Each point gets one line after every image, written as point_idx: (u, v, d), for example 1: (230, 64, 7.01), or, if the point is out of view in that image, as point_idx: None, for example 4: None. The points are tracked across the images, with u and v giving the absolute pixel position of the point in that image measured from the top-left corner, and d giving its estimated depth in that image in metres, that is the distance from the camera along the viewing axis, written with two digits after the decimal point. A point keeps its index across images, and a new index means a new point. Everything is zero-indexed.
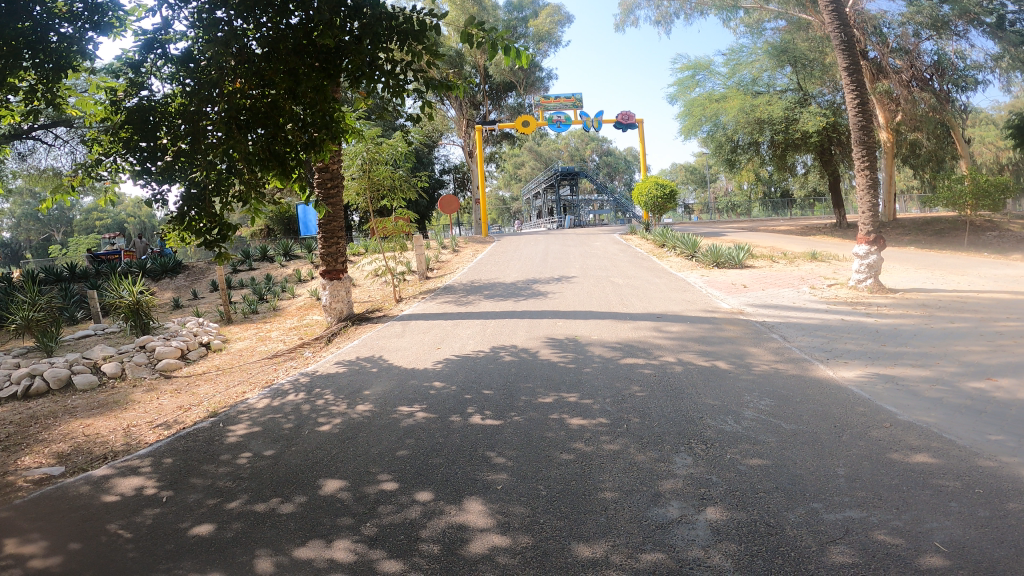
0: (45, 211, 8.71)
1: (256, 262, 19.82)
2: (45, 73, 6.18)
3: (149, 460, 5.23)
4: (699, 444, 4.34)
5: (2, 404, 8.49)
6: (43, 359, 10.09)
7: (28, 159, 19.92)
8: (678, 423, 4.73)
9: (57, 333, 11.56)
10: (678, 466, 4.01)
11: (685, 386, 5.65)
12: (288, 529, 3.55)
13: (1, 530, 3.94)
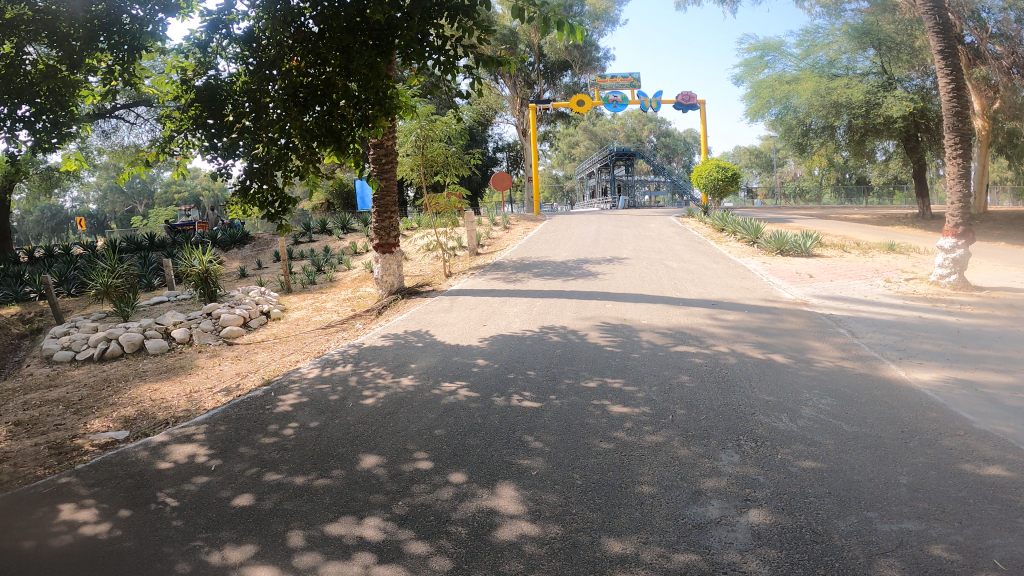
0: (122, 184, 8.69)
1: (315, 235, 20.36)
2: (121, 55, 6.39)
3: (204, 427, 5.45)
4: (749, 442, 4.14)
5: (81, 367, 9.11)
6: (119, 324, 10.71)
7: (108, 135, 21.03)
8: (727, 417, 4.54)
9: (133, 300, 12.22)
10: (723, 464, 3.84)
11: (737, 378, 5.43)
12: (322, 504, 3.60)
13: (62, 493, 4.18)
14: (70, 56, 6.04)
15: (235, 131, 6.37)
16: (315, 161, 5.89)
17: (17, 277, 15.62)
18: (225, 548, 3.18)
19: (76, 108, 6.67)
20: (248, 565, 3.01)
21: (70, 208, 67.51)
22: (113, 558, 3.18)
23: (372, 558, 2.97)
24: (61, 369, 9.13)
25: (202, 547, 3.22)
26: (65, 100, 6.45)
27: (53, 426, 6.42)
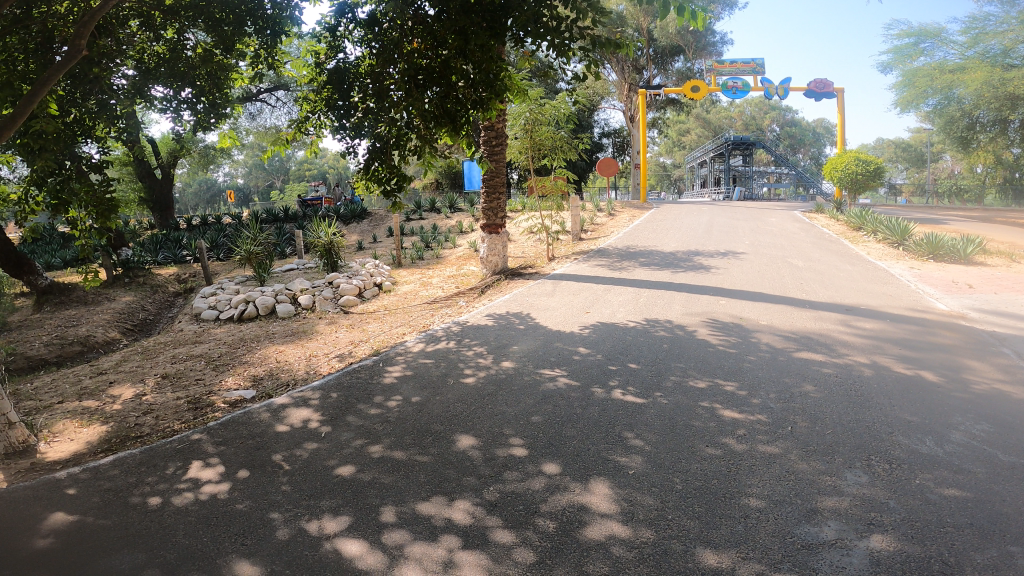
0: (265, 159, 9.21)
1: (426, 213, 21.04)
2: (264, 40, 6.85)
3: (318, 392, 5.80)
4: (880, 463, 3.75)
5: (222, 326, 10.10)
6: (255, 288, 11.71)
7: (254, 116, 22.84)
8: (857, 435, 4.14)
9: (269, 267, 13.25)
10: (847, 483, 3.50)
11: (870, 394, 4.93)
12: (417, 481, 3.70)
13: (192, 450, 4.59)
14: (222, 41, 6.63)
15: (360, 112, 6.68)
16: (431, 142, 6.05)
17: (175, 242, 17.48)
18: (324, 518, 3.34)
19: (229, 90, 7.19)
20: (342, 536, 3.14)
21: (219, 182, 74.66)
22: (227, 517, 3.45)
23: (457, 542, 3.00)
24: (203, 328, 10.12)
25: (303, 514, 3.40)
26: (220, 83, 6.99)
27: (193, 381, 7.11)
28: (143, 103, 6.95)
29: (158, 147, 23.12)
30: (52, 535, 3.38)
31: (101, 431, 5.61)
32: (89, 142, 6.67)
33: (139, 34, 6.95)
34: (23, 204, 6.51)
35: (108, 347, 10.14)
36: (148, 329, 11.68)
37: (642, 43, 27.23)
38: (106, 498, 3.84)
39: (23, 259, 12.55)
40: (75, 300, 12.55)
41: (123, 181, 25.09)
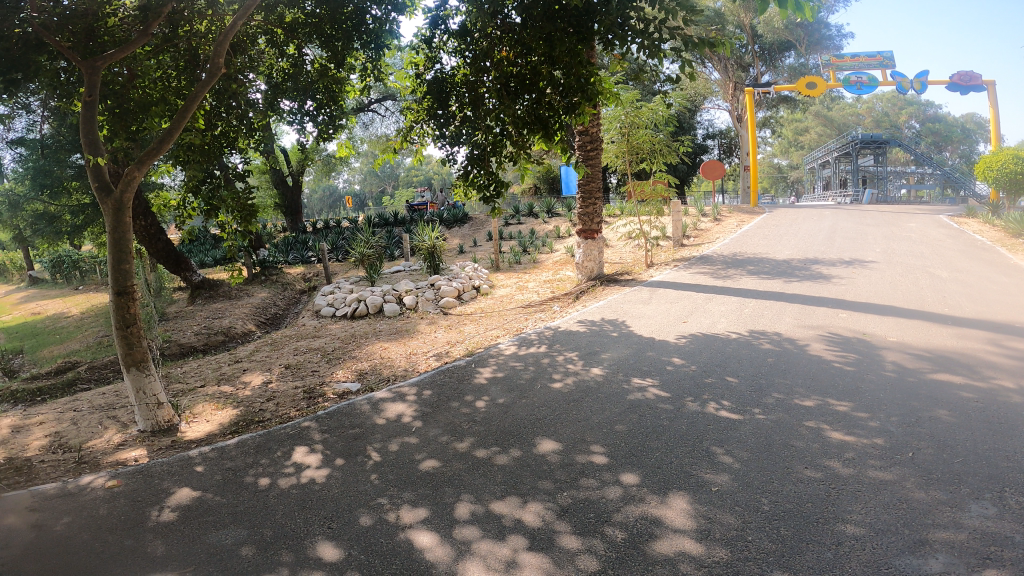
0: (376, 166, 9.66)
1: (524, 217, 21.32)
2: (369, 53, 7.34)
3: (414, 389, 6.08)
4: (1016, 496, 3.36)
5: (337, 322, 10.85)
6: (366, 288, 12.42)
7: (369, 126, 24.18)
8: (992, 464, 3.73)
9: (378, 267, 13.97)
10: (967, 515, 3.18)
11: (1013, 421, 4.40)
12: (494, 481, 3.81)
13: (300, 436, 4.99)
14: (334, 55, 7.15)
15: (458, 120, 6.96)
16: (524, 148, 6.19)
17: (302, 244, 18.95)
18: (402, 509, 3.52)
19: (344, 103, 7.73)
20: (416, 528, 3.29)
21: (339, 189, 79.82)
22: (320, 501, 3.72)
23: (524, 544, 3.06)
24: (321, 323, 10.93)
25: (386, 504, 3.61)
26: (336, 96, 7.48)
27: (310, 371, 7.73)
28: (275, 116, 7.63)
29: (289, 155, 25.08)
30: (176, 508, 3.80)
31: (230, 415, 6.23)
32: (233, 153, 7.37)
33: (266, 50, 7.44)
34: (180, 209, 7.26)
35: (245, 338, 11.18)
36: (278, 322, 12.73)
37: (744, 39, 26.02)
38: (224, 477, 4.26)
39: (182, 256, 14.06)
40: (221, 295, 13.95)
41: (260, 187, 27.56)
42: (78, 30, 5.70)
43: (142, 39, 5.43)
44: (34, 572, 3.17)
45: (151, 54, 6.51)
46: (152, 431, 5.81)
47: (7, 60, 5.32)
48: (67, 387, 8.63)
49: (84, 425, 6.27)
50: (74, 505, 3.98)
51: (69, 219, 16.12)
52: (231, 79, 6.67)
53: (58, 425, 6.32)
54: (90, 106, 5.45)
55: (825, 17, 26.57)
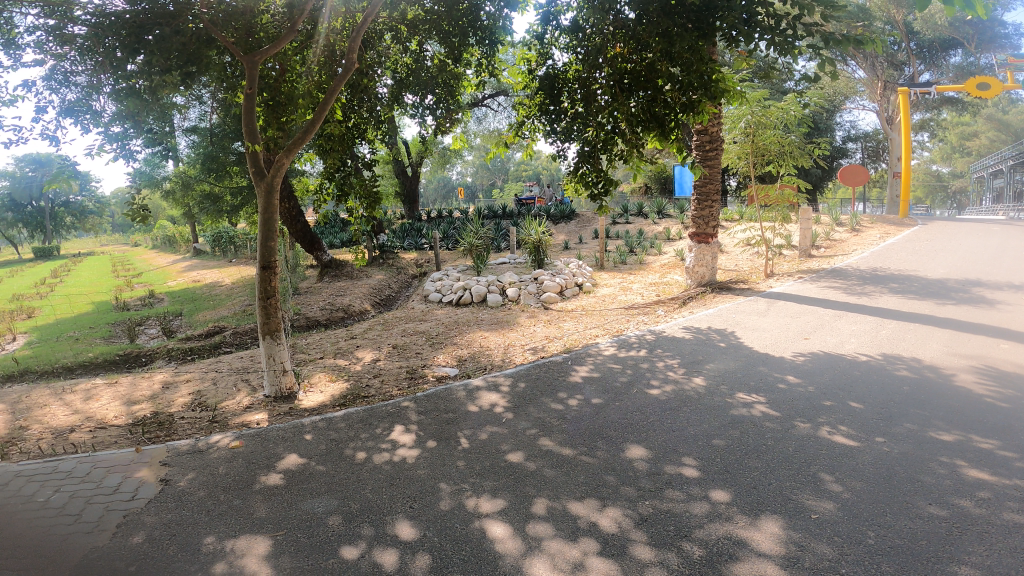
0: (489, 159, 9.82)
1: (633, 217, 20.89)
2: (484, 49, 7.44)
3: (509, 380, 6.18)
4: None
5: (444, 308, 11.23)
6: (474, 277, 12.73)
7: (484, 121, 24.65)
8: None
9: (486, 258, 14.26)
10: None
11: None
12: (575, 481, 3.78)
13: (398, 415, 5.23)
14: (451, 51, 7.35)
15: (569, 117, 6.98)
16: (638, 146, 6.02)
17: (418, 232, 19.79)
18: (482, 497, 3.59)
19: (461, 97, 7.93)
20: (490, 517, 3.35)
21: (457, 181, 82.53)
22: (407, 480, 3.88)
23: (594, 548, 3.02)
24: (428, 308, 11.39)
25: (466, 490, 3.69)
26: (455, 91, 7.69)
27: (414, 353, 8.08)
28: (400, 109, 8.00)
29: (410, 148, 26.17)
30: (281, 474, 4.11)
31: (341, 387, 6.66)
32: (363, 144, 7.84)
33: (392, 46, 7.78)
34: (317, 194, 7.74)
35: (362, 316, 11.87)
36: (391, 304, 13.36)
37: (896, 36, 23.64)
38: (326, 448, 4.56)
39: (316, 237, 15.16)
40: (345, 275, 14.90)
41: (385, 177, 29.07)
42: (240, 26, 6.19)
43: (289, 35, 5.85)
44: (157, 518, 3.56)
45: (297, 50, 7.02)
46: (276, 396, 6.33)
47: (185, 54, 5.72)
48: (212, 349, 9.65)
49: (222, 386, 6.99)
50: (200, 462, 4.43)
51: (228, 200, 17.98)
52: (361, 74, 7.06)
53: (201, 384, 7.10)
54: (250, 98, 5.94)
55: (1000, 10, 23.47)
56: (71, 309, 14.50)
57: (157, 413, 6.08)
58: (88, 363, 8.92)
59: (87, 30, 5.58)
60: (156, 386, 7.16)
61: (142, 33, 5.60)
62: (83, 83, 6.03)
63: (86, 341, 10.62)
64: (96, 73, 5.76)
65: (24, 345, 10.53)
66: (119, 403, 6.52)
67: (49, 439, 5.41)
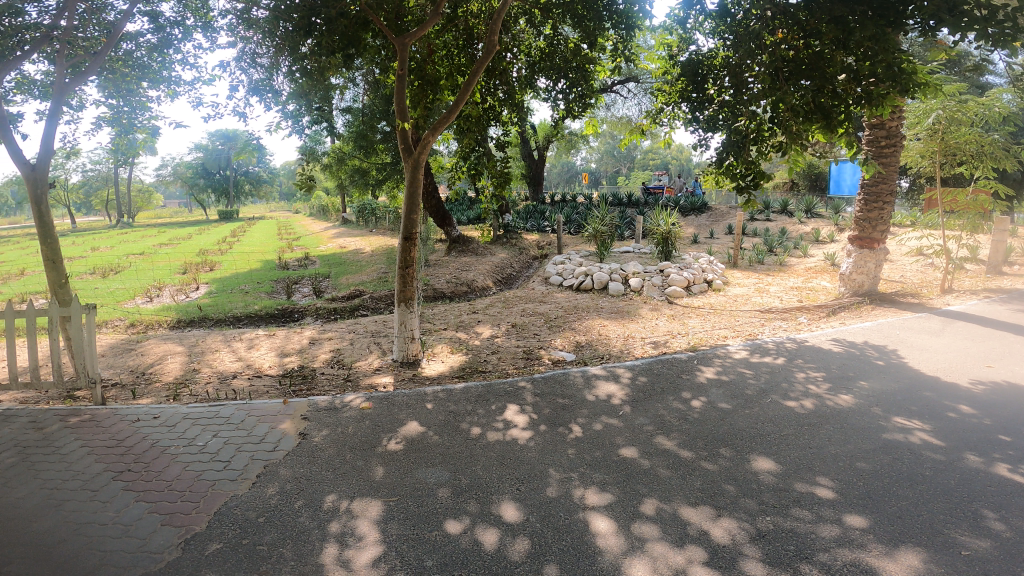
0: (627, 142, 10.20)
1: (776, 214, 19.68)
2: (620, 35, 7.27)
3: (629, 372, 6.07)
4: None
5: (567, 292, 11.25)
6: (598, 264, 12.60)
7: (614, 106, 23.70)
8: None
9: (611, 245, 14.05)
10: None
11: None
12: (690, 485, 3.65)
13: (514, 395, 5.34)
14: (586, 36, 7.19)
15: (715, 105, 6.86)
16: (800, 139, 5.30)
17: (541, 213, 19.94)
18: (590, 489, 3.58)
19: (595, 82, 7.64)
20: (596, 511, 3.32)
21: (589, 166, 81.82)
22: (517, 462, 3.95)
23: (701, 557, 2.91)
24: (548, 290, 11.50)
25: (575, 480, 3.69)
26: (588, 74, 7.53)
27: (532, 334, 8.18)
28: (532, 94, 7.99)
29: (538, 130, 25.90)
30: (402, 440, 4.36)
31: (461, 359, 6.94)
32: (494, 126, 7.83)
33: (525, 30, 7.79)
34: (452, 171, 7.99)
35: (484, 292, 12.18)
36: (512, 283, 13.55)
37: None
38: (445, 419, 4.77)
39: (447, 213, 15.77)
40: (471, 251, 15.34)
41: (517, 160, 29.47)
42: (390, 9, 6.47)
43: (433, 20, 5.95)
44: (290, 471, 3.91)
45: (438, 34, 7.24)
46: (402, 361, 6.70)
47: (346, 38, 6.04)
48: (352, 311, 10.40)
49: (357, 346, 7.53)
50: (334, 419, 4.82)
51: (374, 173, 19.24)
52: (500, 58, 7.13)
53: (341, 343, 7.72)
54: (400, 79, 6.19)
55: None
56: (243, 265, 16.35)
57: (301, 366, 6.70)
58: (251, 314, 10.00)
59: (267, 13, 6.15)
60: (304, 340, 7.88)
61: (310, 16, 5.80)
62: (265, 65, 6.74)
63: (252, 294, 11.93)
64: (276, 55, 6.43)
65: (203, 295, 12.05)
66: (273, 354, 7.28)
67: (216, 384, 6.16)
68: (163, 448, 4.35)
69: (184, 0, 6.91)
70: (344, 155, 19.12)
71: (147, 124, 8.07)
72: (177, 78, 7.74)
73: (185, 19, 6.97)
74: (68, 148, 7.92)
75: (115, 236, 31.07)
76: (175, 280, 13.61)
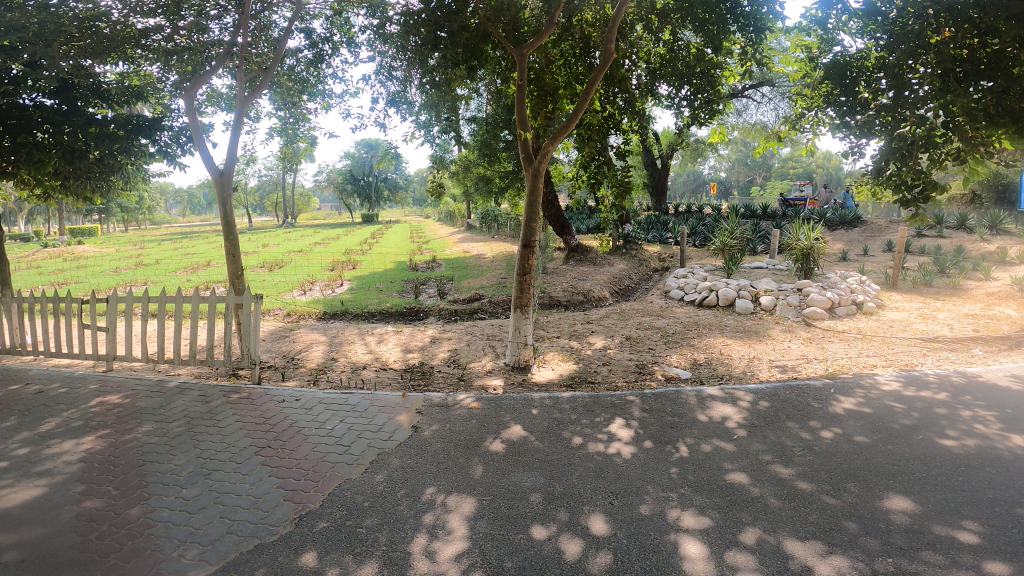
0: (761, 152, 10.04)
1: (950, 231, 17.75)
2: (749, 36, 6.88)
3: (751, 396, 5.70)
4: None
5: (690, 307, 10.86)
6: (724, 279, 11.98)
7: (747, 113, 22.34)
8: None
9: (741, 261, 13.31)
10: None
11: None
12: (803, 518, 3.37)
13: (622, 408, 5.24)
14: (711, 39, 6.87)
15: (870, 108, 6.34)
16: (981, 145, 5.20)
17: (665, 224, 19.39)
18: (687, 511, 3.42)
19: (723, 87, 7.33)
20: (690, 534, 3.17)
21: (723, 176, 78.33)
22: (614, 475, 3.87)
23: None
24: (668, 304, 11.19)
25: (673, 500, 3.54)
26: (713, 80, 7.25)
27: (647, 348, 7.97)
28: (654, 100, 7.84)
29: (662, 139, 25.18)
30: (504, 442, 4.44)
31: (571, 368, 6.92)
32: (616, 134, 7.72)
33: (643, 36, 7.54)
34: (573, 180, 7.97)
35: (600, 302, 12.05)
36: (630, 294, 13.28)
37: None
38: (549, 426, 4.78)
39: (566, 221, 15.79)
40: (589, 260, 15.28)
41: (640, 169, 28.94)
42: (507, 20, 6.33)
43: (550, 30, 5.96)
44: (398, 461, 4.12)
45: (554, 43, 7.32)
46: (514, 366, 6.81)
47: (467, 49, 6.34)
48: (471, 313, 10.76)
49: (473, 348, 7.79)
50: (444, 416, 5.02)
51: (498, 181, 19.82)
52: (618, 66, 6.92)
53: (458, 343, 8.03)
54: (520, 89, 6.31)
55: None
56: (378, 265, 17.57)
57: (420, 363, 7.05)
58: (382, 311, 10.70)
59: (398, 28, 6.61)
60: (426, 338, 8.30)
61: (437, 31, 6.22)
62: (399, 77, 7.23)
63: (385, 292, 12.77)
64: (408, 68, 6.92)
65: (346, 290, 13.10)
66: (397, 349, 7.74)
67: (347, 373, 6.68)
68: (298, 428, 4.79)
69: (331, 19, 7.60)
70: (470, 164, 19.85)
71: (308, 134, 8.96)
72: (330, 91, 8.53)
73: (332, 35, 7.66)
74: (245, 155, 9.09)
75: (278, 235, 34.79)
76: (324, 276, 14.94)
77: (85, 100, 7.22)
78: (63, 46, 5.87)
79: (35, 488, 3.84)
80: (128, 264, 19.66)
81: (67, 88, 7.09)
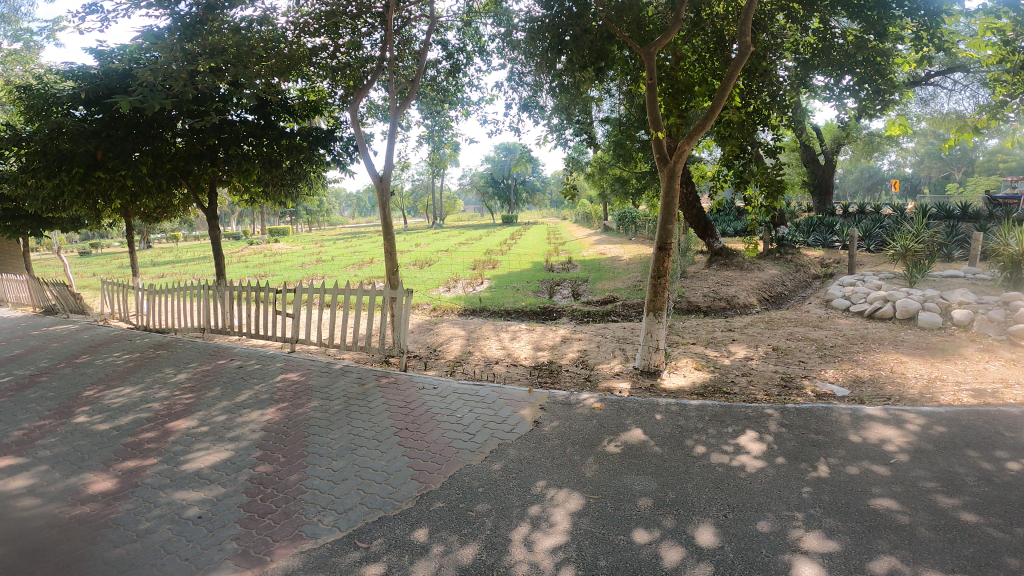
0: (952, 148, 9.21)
1: None
2: (922, 20, 6.40)
3: (922, 419, 5.03)
4: None
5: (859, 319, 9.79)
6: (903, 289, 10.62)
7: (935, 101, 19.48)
8: None
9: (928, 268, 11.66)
10: None
11: None
12: (957, 552, 2.94)
13: (756, 421, 4.92)
14: (872, 25, 6.45)
15: None
16: None
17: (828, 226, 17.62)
18: (812, 532, 3.16)
19: (898, 75, 6.60)
20: (808, 556, 2.93)
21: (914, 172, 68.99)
22: (734, 489, 3.67)
23: None
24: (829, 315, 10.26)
25: (797, 520, 3.29)
26: (882, 67, 6.62)
27: (796, 361, 7.36)
28: (809, 93, 7.23)
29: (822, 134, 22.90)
30: (622, 444, 4.40)
31: (705, 376, 6.62)
32: (765, 129, 7.17)
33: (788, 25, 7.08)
34: (715, 180, 7.61)
35: (745, 309, 11.30)
36: (782, 302, 12.30)
37: None
38: (672, 433, 4.64)
39: (709, 223, 15.03)
40: (735, 264, 14.44)
41: (793, 166, 26.65)
42: (631, 19, 6.02)
43: (678, 25, 5.72)
44: (516, 453, 4.27)
45: (685, 38, 7.03)
46: (643, 369, 6.68)
47: (594, 51, 6.42)
48: (604, 316, 10.68)
49: (602, 350, 7.77)
50: (566, 413, 5.09)
51: (636, 182, 19.47)
52: (759, 56, 6.53)
53: (589, 344, 8.05)
54: (651, 88, 6.12)
55: None
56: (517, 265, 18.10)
57: (549, 362, 7.18)
58: (518, 309, 11.05)
59: (524, 35, 6.82)
60: (557, 338, 8.44)
61: (560, 34, 6.36)
62: (530, 83, 7.42)
63: (522, 291, 13.16)
64: (538, 73, 7.06)
65: (486, 288, 13.70)
66: (529, 347, 7.95)
67: (481, 367, 7.02)
68: (432, 414, 5.14)
69: (464, 31, 8.03)
70: (608, 165, 19.66)
71: (451, 140, 9.53)
72: (468, 98, 9.01)
73: (466, 45, 8.09)
74: (399, 163, 9.95)
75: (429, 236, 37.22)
76: (468, 275, 15.74)
77: (277, 115, 8.33)
78: (257, 66, 6.88)
79: (223, 451, 4.57)
80: (310, 261, 22.24)
81: (264, 105, 8.19)
